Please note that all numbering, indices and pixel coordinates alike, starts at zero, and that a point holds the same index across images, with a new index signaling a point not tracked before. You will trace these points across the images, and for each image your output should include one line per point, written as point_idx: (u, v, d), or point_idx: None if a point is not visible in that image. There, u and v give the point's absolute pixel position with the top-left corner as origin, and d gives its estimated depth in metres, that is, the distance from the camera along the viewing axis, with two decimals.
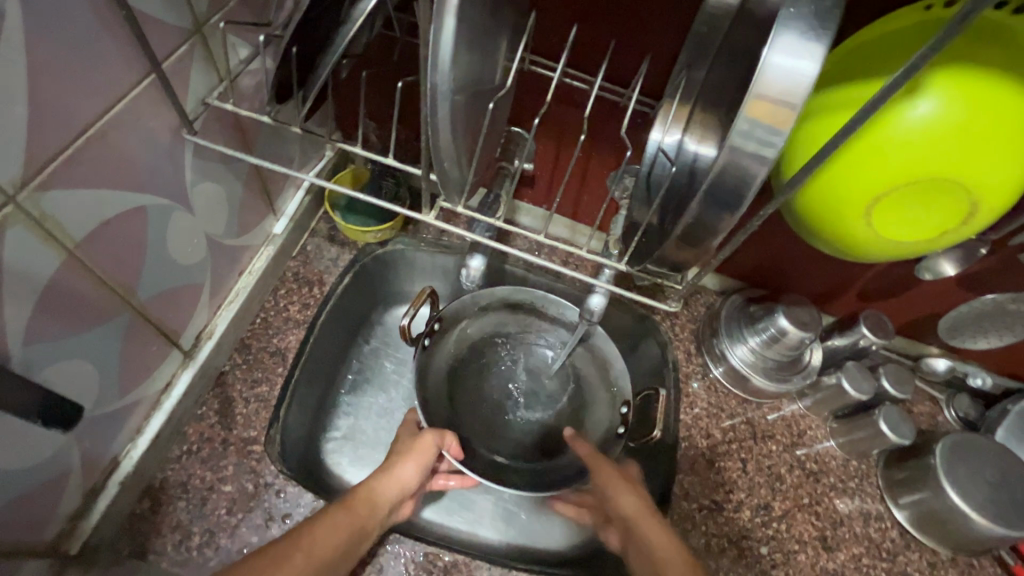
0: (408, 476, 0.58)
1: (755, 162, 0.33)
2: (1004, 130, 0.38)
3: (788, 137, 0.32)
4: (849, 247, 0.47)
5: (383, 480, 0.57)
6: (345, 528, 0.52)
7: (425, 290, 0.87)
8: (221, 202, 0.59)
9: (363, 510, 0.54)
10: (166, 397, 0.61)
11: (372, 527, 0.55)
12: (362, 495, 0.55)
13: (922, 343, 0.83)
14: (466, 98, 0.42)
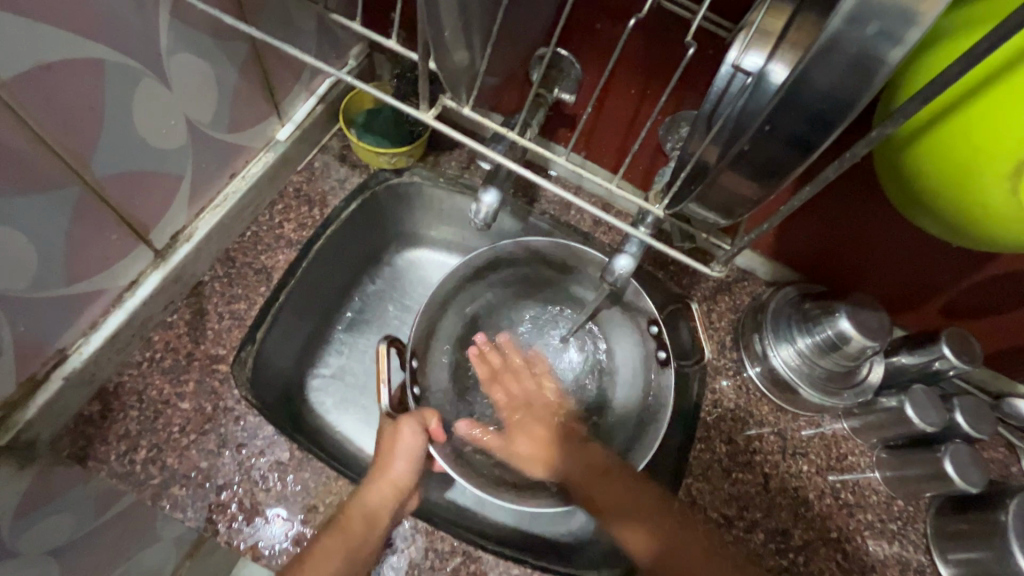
0: (400, 473, 0.56)
1: (871, 40, 0.24)
2: None
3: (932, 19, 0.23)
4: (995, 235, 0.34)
5: (375, 493, 0.54)
6: (342, 548, 0.50)
7: (442, 237, 0.79)
8: (207, 83, 0.52)
9: (357, 528, 0.52)
10: (130, 296, 0.55)
11: (375, 541, 0.53)
12: (355, 513, 0.53)
13: (1009, 378, 0.69)
14: None
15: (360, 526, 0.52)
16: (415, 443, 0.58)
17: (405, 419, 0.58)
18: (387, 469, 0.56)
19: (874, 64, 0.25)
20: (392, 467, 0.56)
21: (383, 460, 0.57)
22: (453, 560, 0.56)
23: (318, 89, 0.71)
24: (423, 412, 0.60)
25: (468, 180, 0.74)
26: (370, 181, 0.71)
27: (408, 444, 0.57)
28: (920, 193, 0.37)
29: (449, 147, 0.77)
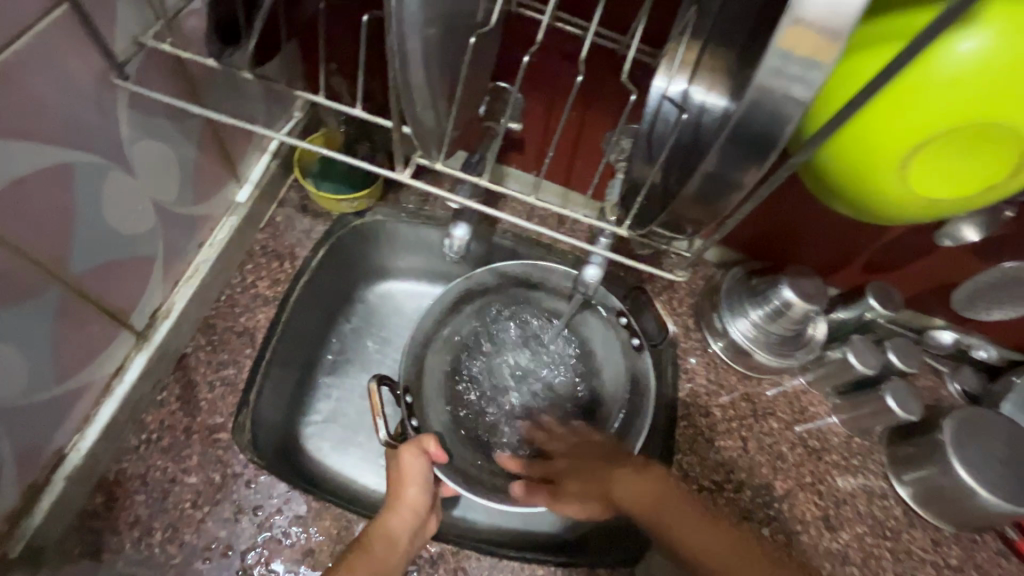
0: (415, 497, 0.58)
1: (787, 96, 0.29)
2: None
3: (826, 72, 0.28)
4: (879, 210, 0.42)
5: (394, 518, 0.56)
6: (368, 572, 0.52)
7: (408, 266, 0.82)
8: (168, 162, 0.52)
9: (378, 549, 0.54)
10: (118, 382, 0.55)
11: (397, 562, 0.54)
12: (379, 536, 0.54)
13: (928, 315, 0.80)
14: (442, 33, 0.35)
15: (382, 550, 0.54)
16: (422, 464, 0.60)
17: (404, 445, 0.59)
18: (399, 494, 0.58)
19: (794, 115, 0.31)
20: (404, 491, 0.58)
21: (393, 486, 0.59)
22: (480, 573, 0.60)
23: (269, 145, 0.72)
24: (422, 437, 0.61)
25: (429, 212, 0.78)
26: (335, 227, 0.73)
27: (417, 466, 0.59)
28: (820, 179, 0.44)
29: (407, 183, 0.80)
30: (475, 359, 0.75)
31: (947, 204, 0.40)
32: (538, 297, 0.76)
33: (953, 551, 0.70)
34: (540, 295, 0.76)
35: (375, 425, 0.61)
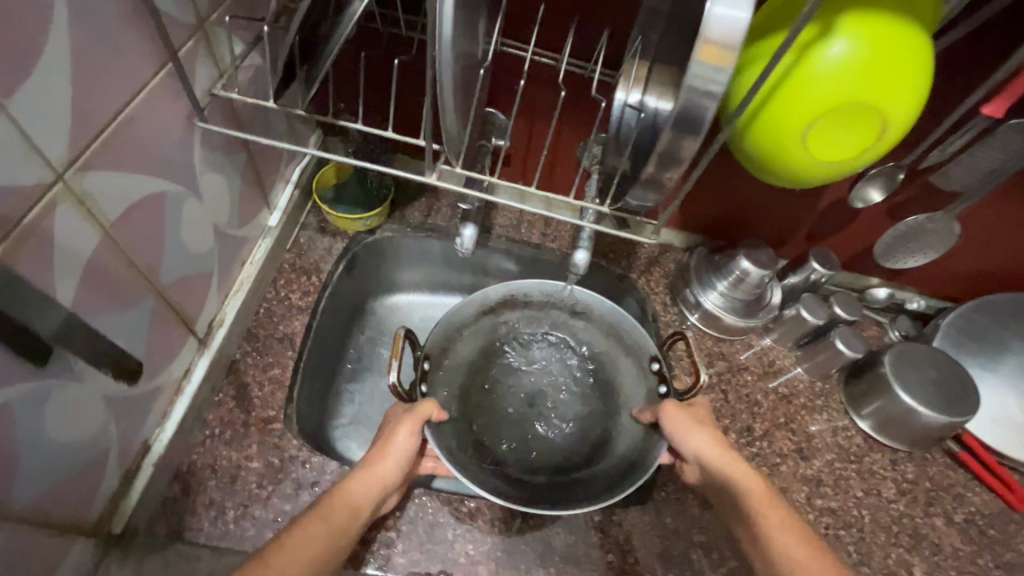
0: (390, 472, 0.59)
1: (705, 99, 0.40)
2: (893, 70, 0.48)
3: (730, 77, 0.38)
4: (791, 176, 0.56)
5: (362, 484, 0.57)
6: (322, 535, 0.52)
7: (411, 280, 0.99)
8: (222, 191, 0.62)
9: (338, 517, 0.54)
10: (186, 383, 0.63)
11: (354, 531, 0.55)
12: (343, 503, 0.55)
13: (864, 275, 0.95)
14: (462, 68, 0.47)
15: (342, 516, 0.55)
16: (411, 440, 0.60)
17: (405, 421, 0.60)
18: (377, 464, 0.59)
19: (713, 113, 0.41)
20: (382, 463, 0.59)
21: (375, 453, 0.60)
22: (514, 520, 0.67)
23: (291, 175, 0.82)
24: (420, 408, 0.62)
25: (432, 224, 0.91)
26: (351, 244, 0.84)
27: (405, 438, 0.60)
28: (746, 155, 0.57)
29: (411, 201, 0.92)
30: (499, 360, 0.82)
31: (838, 167, 0.53)
32: (573, 322, 0.82)
33: (907, 467, 0.82)
34: (579, 321, 0.81)
35: (390, 363, 0.61)
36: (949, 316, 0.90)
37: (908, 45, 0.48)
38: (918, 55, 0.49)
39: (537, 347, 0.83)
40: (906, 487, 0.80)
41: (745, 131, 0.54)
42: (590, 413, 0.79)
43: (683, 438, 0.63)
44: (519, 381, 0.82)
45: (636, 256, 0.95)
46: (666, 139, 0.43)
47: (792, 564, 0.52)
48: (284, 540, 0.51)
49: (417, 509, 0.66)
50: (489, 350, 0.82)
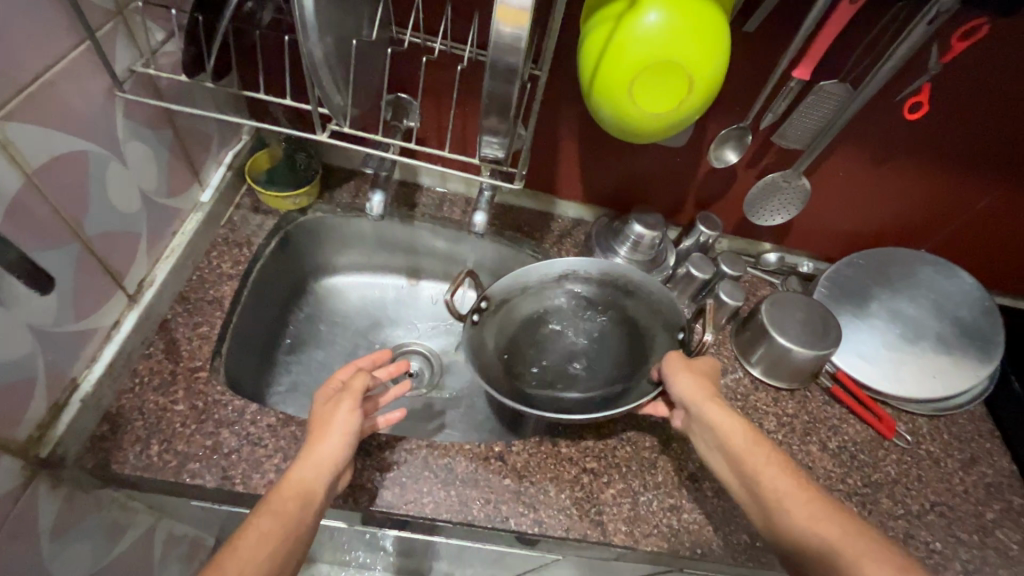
0: (333, 452, 0.64)
1: (512, 51, 0.49)
2: (691, 39, 0.59)
3: (526, 32, 0.48)
4: (631, 133, 0.67)
5: (309, 471, 0.61)
6: (277, 524, 0.56)
7: (349, 263, 1.09)
8: (148, 162, 0.71)
9: (292, 508, 0.58)
10: (116, 332, 0.71)
11: (311, 513, 0.59)
12: (291, 488, 0.59)
13: (756, 241, 1.06)
14: (336, 39, 0.57)
15: (292, 505, 0.58)
16: (351, 418, 0.66)
17: (343, 403, 0.66)
18: (318, 442, 0.63)
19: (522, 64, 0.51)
20: (324, 440, 0.63)
21: (317, 434, 0.64)
22: (421, 451, 0.75)
23: (224, 158, 0.91)
24: (354, 391, 0.67)
25: (360, 204, 1.01)
26: (283, 222, 0.95)
27: (346, 416, 0.66)
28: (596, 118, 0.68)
29: (341, 184, 1.01)
30: (551, 325, 0.86)
31: (666, 117, 0.64)
32: (624, 301, 0.86)
33: (788, 404, 0.92)
34: (632, 299, 0.86)
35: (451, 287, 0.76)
36: (828, 273, 1.00)
37: (704, 20, 0.59)
38: (714, 27, 0.60)
39: (589, 321, 0.87)
40: (785, 420, 0.90)
41: (590, 93, 0.65)
42: (621, 376, 0.81)
43: (676, 382, 0.71)
44: (575, 339, 0.86)
45: (549, 229, 1.05)
46: (494, 88, 0.53)
47: (782, 504, 0.59)
48: (239, 543, 0.54)
49: None
50: (552, 314, 0.87)
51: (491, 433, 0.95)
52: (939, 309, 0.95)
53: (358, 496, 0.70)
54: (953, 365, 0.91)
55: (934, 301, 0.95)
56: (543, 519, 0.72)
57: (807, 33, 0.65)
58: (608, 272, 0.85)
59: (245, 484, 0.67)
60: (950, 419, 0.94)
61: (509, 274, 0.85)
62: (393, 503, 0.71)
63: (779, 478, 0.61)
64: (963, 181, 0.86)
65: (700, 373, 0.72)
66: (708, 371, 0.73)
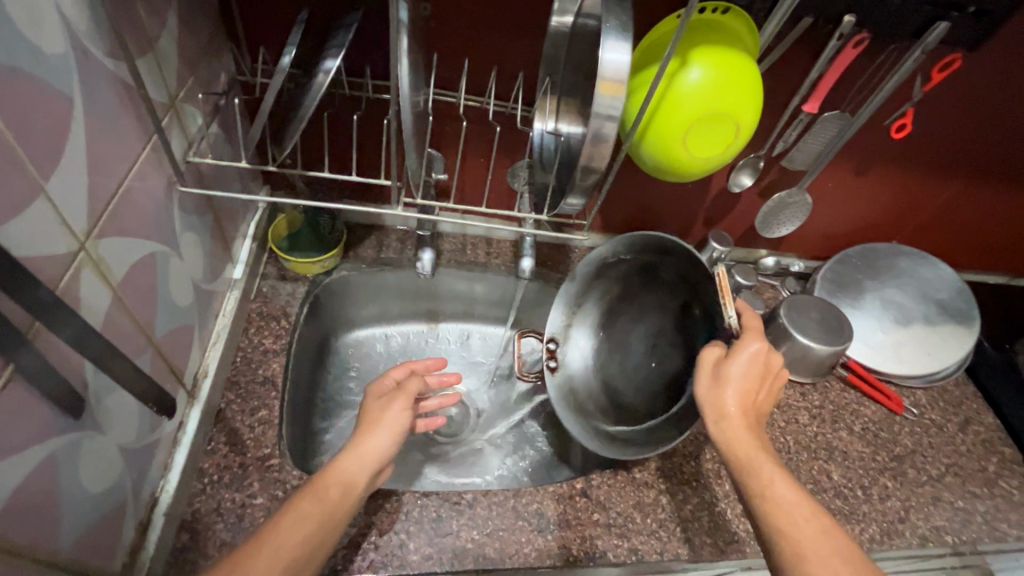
0: (382, 447, 0.63)
1: (606, 121, 0.52)
2: (738, 86, 0.64)
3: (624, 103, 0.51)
4: (680, 172, 0.71)
5: (355, 462, 0.61)
6: (317, 511, 0.56)
7: (370, 314, 1.05)
8: (196, 248, 0.67)
9: (332, 496, 0.57)
10: (181, 433, 0.68)
11: (346, 507, 0.58)
12: (333, 483, 0.58)
13: (754, 249, 1.15)
14: (414, 117, 0.58)
15: (333, 495, 0.58)
16: (402, 417, 0.66)
17: (397, 398, 0.67)
18: (371, 433, 0.64)
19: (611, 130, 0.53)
20: (376, 431, 0.64)
21: (369, 424, 0.65)
22: (509, 500, 0.76)
23: (247, 231, 0.89)
24: (410, 388, 0.69)
25: (385, 257, 0.99)
26: (312, 287, 0.92)
27: (397, 413, 0.66)
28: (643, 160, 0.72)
29: (362, 240, 1.00)
30: (623, 318, 0.85)
31: (714, 157, 0.69)
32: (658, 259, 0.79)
33: (814, 396, 1.01)
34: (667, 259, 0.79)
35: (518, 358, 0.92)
36: (822, 271, 1.10)
37: (745, 67, 0.65)
38: (754, 73, 0.65)
39: (647, 298, 0.83)
40: (816, 411, 0.99)
41: (641, 140, 0.69)
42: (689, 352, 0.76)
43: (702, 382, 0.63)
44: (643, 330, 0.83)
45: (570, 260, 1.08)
46: (584, 153, 0.56)
47: (778, 535, 0.53)
48: (282, 520, 0.54)
49: (421, 510, 0.73)
50: (613, 305, 0.86)
51: (550, 468, 0.97)
52: (923, 295, 1.08)
53: (461, 558, 0.70)
54: (939, 341, 1.05)
55: (916, 287, 1.08)
56: (638, 547, 0.75)
57: (816, 74, 0.73)
58: (624, 242, 0.80)
59: (346, 568, 0.67)
60: (943, 388, 1.07)
61: (560, 297, 0.87)
62: (496, 558, 0.71)
63: (789, 511, 0.54)
64: (932, 180, 0.99)
65: (733, 385, 0.61)
66: (749, 378, 0.62)
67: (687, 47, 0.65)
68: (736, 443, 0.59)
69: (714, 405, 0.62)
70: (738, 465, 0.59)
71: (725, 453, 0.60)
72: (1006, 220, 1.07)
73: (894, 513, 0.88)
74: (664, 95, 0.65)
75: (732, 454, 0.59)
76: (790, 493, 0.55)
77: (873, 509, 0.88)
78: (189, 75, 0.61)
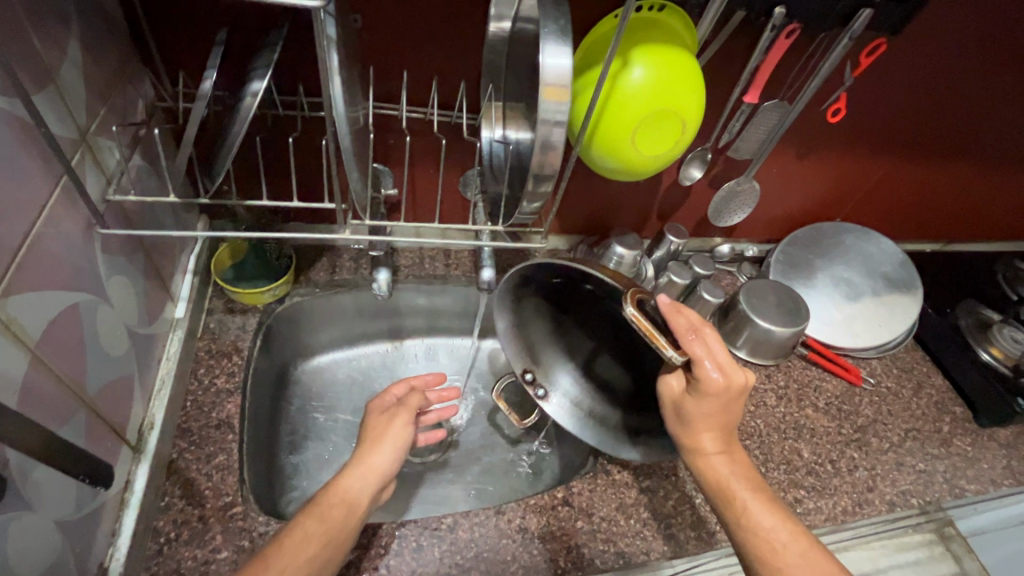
0: (385, 463, 0.63)
1: (554, 128, 0.51)
2: (682, 82, 0.64)
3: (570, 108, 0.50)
4: (632, 171, 0.71)
5: (358, 480, 0.61)
6: (321, 532, 0.55)
7: (330, 338, 1.01)
8: (128, 292, 0.62)
9: (336, 514, 0.57)
10: (129, 494, 0.63)
11: (352, 527, 0.58)
12: (339, 502, 0.58)
13: (709, 238, 1.17)
14: (354, 136, 0.55)
15: (339, 514, 0.57)
16: (406, 432, 0.67)
17: (400, 413, 0.68)
18: (375, 450, 0.64)
19: (560, 137, 0.52)
20: (381, 447, 0.64)
21: (373, 441, 0.65)
22: (490, 519, 0.74)
23: (187, 265, 0.84)
24: (411, 404, 0.70)
25: (340, 278, 0.95)
26: (264, 317, 0.87)
27: (401, 428, 0.67)
28: (595, 161, 0.71)
29: (313, 263, 0.96)
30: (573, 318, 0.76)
31: (664, 154, 0.69)
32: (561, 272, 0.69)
33: (779, 377, 1.04)
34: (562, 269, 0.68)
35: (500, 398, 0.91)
36: (774, 254, 1.13)
37: (687, 62, 0.65)
38: (695, 68, 0.66)
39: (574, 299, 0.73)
40: (781, 391, 1.01)
41: (592, 141, 0.68)
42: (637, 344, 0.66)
43: (674, 423, 0.65)
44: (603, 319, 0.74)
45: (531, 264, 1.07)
46: (534, 161, 0.54)
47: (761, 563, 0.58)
48: (286, 541, 0.54)
49: (399, 541, 0.70)
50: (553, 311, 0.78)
51: (530, 478, 0.95)
52: (869, 269, 1.12)
53: None
54: (887, 312, 1.09)
55: (861, 262, 1.13)
56: (624, 550, 0.74)
57: (754, 65, 0.75)
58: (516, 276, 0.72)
59: None
60: (894, 356, 1.12)
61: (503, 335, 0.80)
62: None
63: (768, 539, 0.58)
64: (869, 159, 1.03)
65: (697, 423, 0.62)
66: (710, 411, 0.61)
67: (629, 45, 0.64)
68: (714, 477, 0.63)
69: (688, 443, 0.64)
70: (717, 495, 0.63)
71: (705, 486, 0.64)
72: (935, 192, 1.13)
73: (862, 483, 0.91)
74: (610, 96, 0.64)
75: (711, 486, 0.63)
76: (769, 519, 0.59)
77: (844, 481, 0.91)
78: (100, 106, 0.56)
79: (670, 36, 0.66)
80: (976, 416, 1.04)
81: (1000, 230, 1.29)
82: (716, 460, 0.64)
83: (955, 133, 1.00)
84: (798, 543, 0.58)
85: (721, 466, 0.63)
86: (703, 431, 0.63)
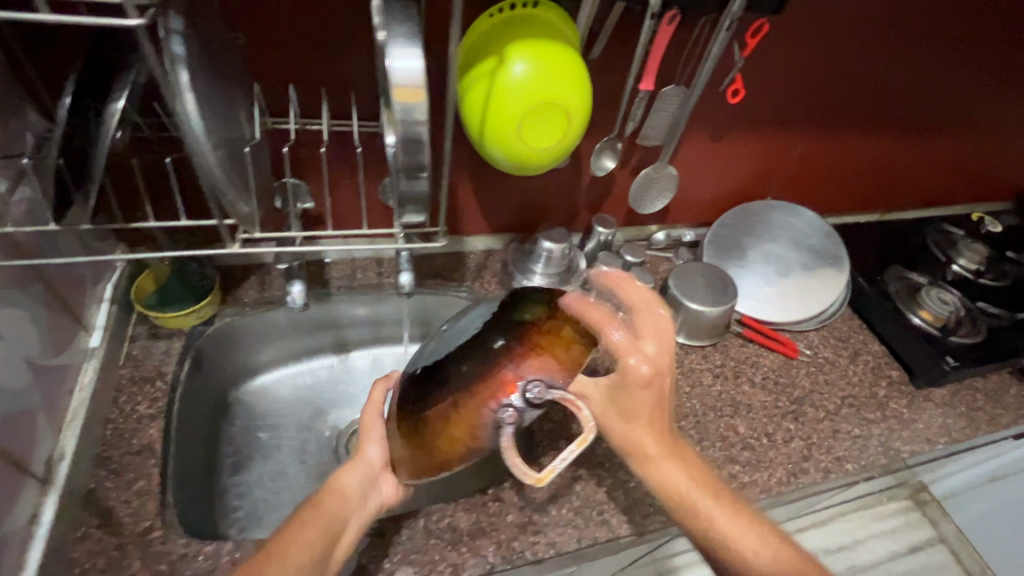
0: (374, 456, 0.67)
1: (416, 126, 0.52)
2: (563, 74, 0.66)
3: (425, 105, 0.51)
4: (528, 164, 0.72)
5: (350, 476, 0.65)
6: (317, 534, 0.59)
7: (271, 356, 1.01)
8: (24, 325, 0.64)
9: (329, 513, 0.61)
10: (36, 526, 0.63)
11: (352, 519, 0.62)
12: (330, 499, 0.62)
13: (643, 226, 1.18)
14: (226, 151, 0.56)
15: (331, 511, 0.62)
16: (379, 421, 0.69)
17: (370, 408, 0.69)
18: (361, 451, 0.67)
19: (425, 133, 0.53)
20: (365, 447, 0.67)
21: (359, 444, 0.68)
22: (419, 521, 0.74)
23: (105, 294, 0.84)
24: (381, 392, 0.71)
25: (269, 295, 0.95)
26: (191, 339, 0.87)
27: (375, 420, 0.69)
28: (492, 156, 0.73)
29: (241, 283, 0.96)
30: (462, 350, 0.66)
31: (555, 146, 0.71)
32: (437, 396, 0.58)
33: (715, 356, 1.05)
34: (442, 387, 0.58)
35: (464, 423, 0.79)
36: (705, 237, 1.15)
37: (566, 54, 0.67)
38: (575, 59, 0.67)
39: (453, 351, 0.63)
40: (717, 369, 1.03)
41: (483, 137, 0.70)
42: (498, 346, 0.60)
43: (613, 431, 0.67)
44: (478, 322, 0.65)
45: (465, 266, 1.08)
46: (403, 160, 0.55)
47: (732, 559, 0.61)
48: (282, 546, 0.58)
49: None
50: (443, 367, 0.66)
51: None
52: (796, 243, 1.15)
53: None
54: (818, 284, 1.12)
55: (789, 237, 1.15)
56: (555, 539, 0.75)
57: (643, 51, 0.76)
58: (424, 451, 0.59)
59: None
60: (831, 326, 1.14)
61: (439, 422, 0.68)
62: None
63: (726, 532, 0.62)
64: (786, 135, 1.05)
65: (637, 424, 0.66)
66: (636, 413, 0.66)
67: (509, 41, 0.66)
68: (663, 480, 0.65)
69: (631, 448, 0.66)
70: (671, 498, 0.65)
71: (661, 492, 0.65)
72: (863, 166, 1.18)
73: (798, 453, 0.93)
74: (495, 91, 0.66)
75: (668, 492, 0.65)
76: (727, 518, 0.63)
77: (779, 453, 0.92)
78: None
79: (549, 30, 0.68)
80: (911, 378, 1.06)
81: (930, 200, 1.34)
82: (666, 461, 0.66)
83: (874, 109, 1.05)
84: (760, 545, 0.61)
85: (672, 468, 0.66)
86: (643, 431, 0.66)
